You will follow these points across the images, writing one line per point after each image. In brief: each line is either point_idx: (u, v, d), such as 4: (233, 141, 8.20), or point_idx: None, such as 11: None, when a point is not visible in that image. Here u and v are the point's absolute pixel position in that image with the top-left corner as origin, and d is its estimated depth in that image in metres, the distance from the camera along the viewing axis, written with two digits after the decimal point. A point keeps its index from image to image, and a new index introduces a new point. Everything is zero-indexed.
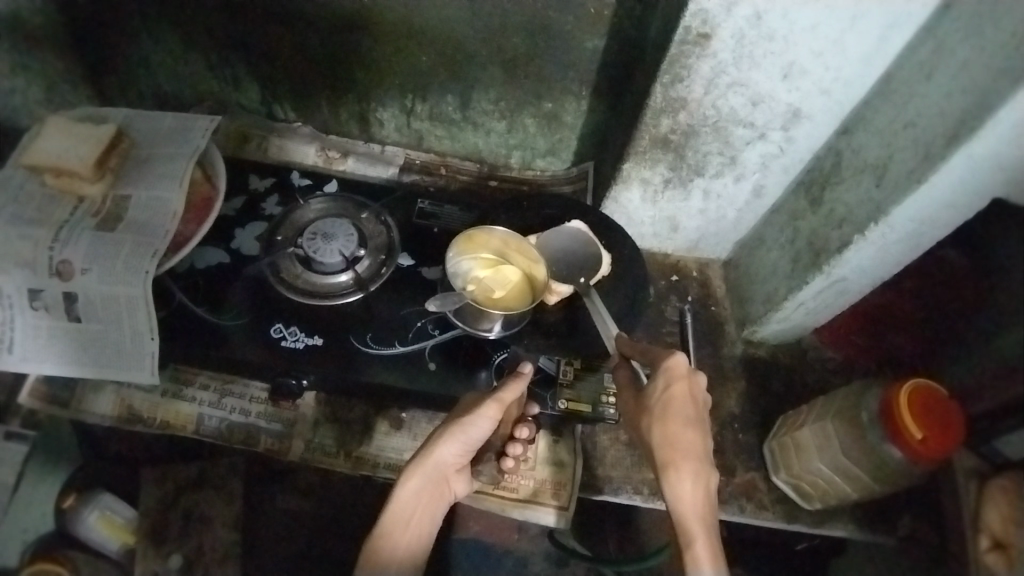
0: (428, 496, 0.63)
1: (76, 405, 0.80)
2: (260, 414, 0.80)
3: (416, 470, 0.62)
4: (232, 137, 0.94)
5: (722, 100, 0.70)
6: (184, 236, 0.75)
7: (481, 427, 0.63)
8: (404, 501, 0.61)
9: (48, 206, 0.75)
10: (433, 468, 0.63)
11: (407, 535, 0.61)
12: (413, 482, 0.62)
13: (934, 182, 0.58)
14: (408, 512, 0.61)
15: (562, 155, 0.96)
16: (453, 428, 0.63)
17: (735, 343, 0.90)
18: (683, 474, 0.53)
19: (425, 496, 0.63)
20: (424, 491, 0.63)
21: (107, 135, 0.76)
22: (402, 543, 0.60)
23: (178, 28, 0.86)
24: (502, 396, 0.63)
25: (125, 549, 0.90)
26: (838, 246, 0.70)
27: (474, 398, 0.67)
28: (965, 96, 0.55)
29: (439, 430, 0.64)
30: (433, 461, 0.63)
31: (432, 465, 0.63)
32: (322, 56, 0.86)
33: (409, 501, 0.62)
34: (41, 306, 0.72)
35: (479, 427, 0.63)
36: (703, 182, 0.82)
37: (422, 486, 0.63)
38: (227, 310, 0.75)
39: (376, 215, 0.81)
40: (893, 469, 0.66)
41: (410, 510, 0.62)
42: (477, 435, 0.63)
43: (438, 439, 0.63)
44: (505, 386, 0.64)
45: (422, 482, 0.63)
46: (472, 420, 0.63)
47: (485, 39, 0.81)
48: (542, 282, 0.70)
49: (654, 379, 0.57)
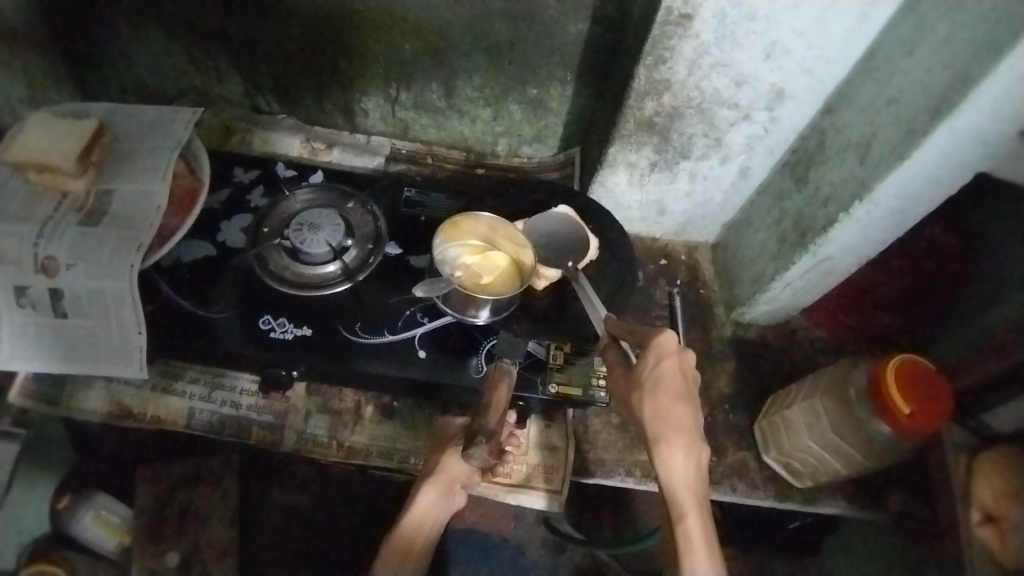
0: (442, 511, 0.67)
1: (66, 402, 0.80)
2: (251, 407, 0.80)
3: (433, 483, 0.67)
4: (216, 131, 0.93)
5: (705, 81, 0.70)
6: (168, 230, 0.74)
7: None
8: (422, 511, 0.66)
9: (32, 202, 0.75)
10: (449, 482, 0.67)
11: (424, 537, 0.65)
12: (430, 494, 0.66)
13: (916, 158, 0.59)
14: (426, 520, 0.66)
15: (548, 141, 0.95)
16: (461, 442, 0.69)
17: (724, 325, 0.90)
18: (674, 448, 0.53)
19: (438, 510, 0.67)
20: (439, 505, 0.67)
21: (89, 129, 0.75)
22: (417, 542, 0.65)
23: (160, 21, 0.86)
24: (493, 398, 0.65)
25: (122, 548, 0.89)
26: (824, 224, 0.70)
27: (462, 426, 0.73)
28: (944, 71, 0.55)
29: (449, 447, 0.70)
30: (446, 473, 0.67)
31: (445, 478, 0.67)
32: (305, 46, 0.86)
33: (424, 512, 0.66)
34: (28, 303, 0.72)
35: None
36: (689, 164, 0.82)
37: (437, 498, 0.67)
38: (215, 303, 0.74)
39: (362, 205, 0.81)
40: (881, 443, 0.67)
41: (425, 517, 0.66)
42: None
43: (452, 455, 0.68)
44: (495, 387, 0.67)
45: (438, 496, 0.67)
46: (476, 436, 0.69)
47: (468, 26, 0.81)
48: (529, 267, 0.70)
49: (644, 356, 0.57)
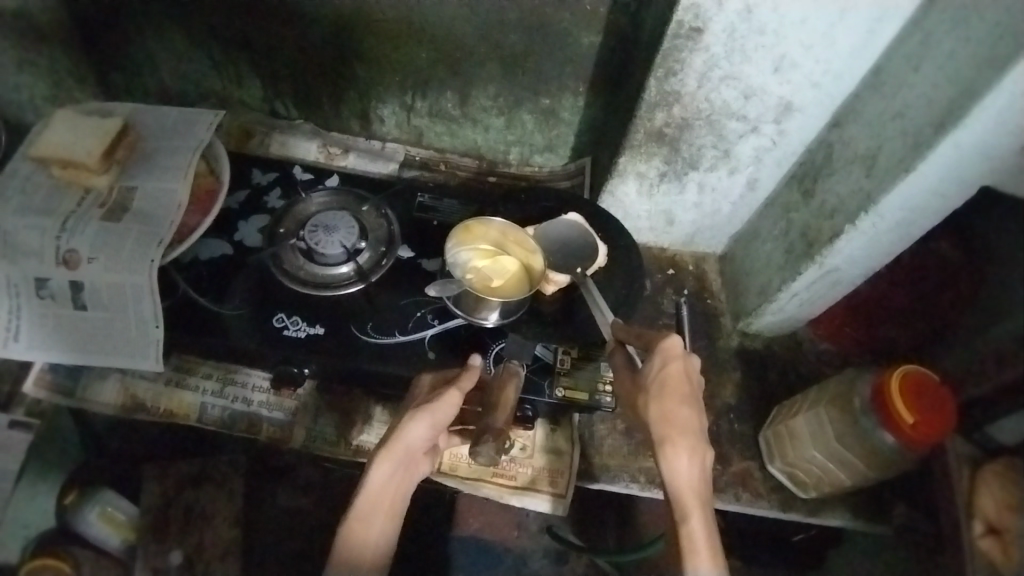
0: (402, 484, 0.58)
1: (80, 394, 0.81)
2: (262, 403, 0.81)
3: (384, 456, 0.57)
4: (235, 134, 0.96)
5: (715, 93, 0.72)
6: (187, 228, 0.76)
7: (449, 403, 0.60)
8: (378, 487, 0.56)
9: (55, 197, 0.76)
10: (405, 452, 0.58)
11: (383, 518, 0.56)
12: (384, 466, 0.57)
13: (922, 171, 0.60)
14: (385, 499, 0.56)
15: (559, 151, 0.97)
16: (419, 410, 0.59)
17: (731, 335, 0.91)
18: (679, 449, 0.54)
19: (397, 484, 0.58)
20: (397, 478, 0.58)
21: (114, 128, 0.77)
22: (375, 527, 0.55)
23: (185, 27, 0.88)
24: (500, 398, 0.66)
25: (127, 545, 0.90)
26: (830, 235, 0.71)
27: (431, 386, 0.65)
28: (949, 86, 0.57)
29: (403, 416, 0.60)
30: (403, 443, 0.58)
31: (402, 448, 0.58)
32: (324, 53, 0.88)
33: (379, 491, 0.56)
34: (48, 295, 0.73)
35: (448, 408, 0.60)
36: (697, 175, 0.83)
37: (393, 472, 0.57)
38: (230, 301, 0.76)
39: (376, 208, 0.83)
40: (885, 455, 0.68)
41: (381, 497, 0.56)
42: (447, 415, 0.60)
43: (407, 423, 0.59)
44: (499, 388, 0.66)
45: (393, 468, 0.58)
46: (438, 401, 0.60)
47: (484, 37, 0.83)
48: (539, 272, 0.72)
49: (650, 360, 0.58)
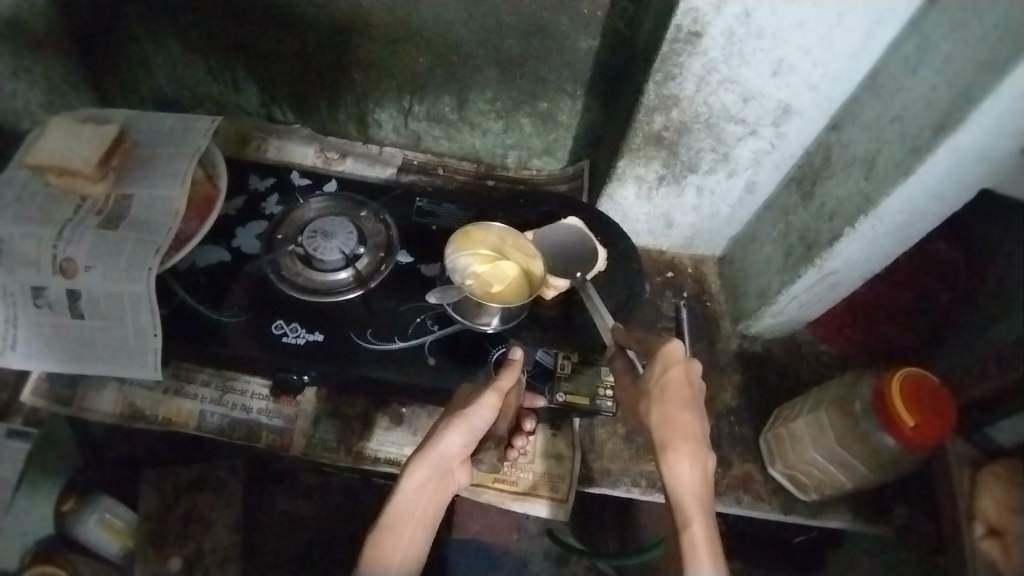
0: (434, 493, 0.58)
1: (79, 403, 0.81)
2: (262, 410, 0.81)
3: (418, 462, 0.58)
4: (232, 139, 0.95)
5: (713, 96, 0.72)
6: (185, 235, 0.75)
7: (485, 412, 0.60)
8: (411, 494, 0.57)
9: (51, 204, 0.76)
10: (439, 461, 0.58)
11: (413, 525, 0.56)
12: (418, 473, 0.57)
13: (921, 174, 0.60)
14: (417, 507, 0.57)
15: (557, 154, 0.97)
16: (454, 418, 0.60)
17: (730, 338, 0.91)
18: (681, 454, 0.54)
19: (429, 493, 0.58)
20: (430, 486, 0.58)
21: (110, 135, 0.77)
22: (406, 534, 0.55)
23: (180, 32, 0.88)
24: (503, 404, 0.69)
25: (125, 552, 0.89)
26: (830, 238, 0.71)
27: (468, 394, 0.65)
28: (948, 90, 0.57)
29: (439, 424, 0.61)
30: (438, 451, 0.58)
31: (437, 456, 0.59)
32: (321, 58, 0.88)
33: (413, 498, 0.57)
34: (45, 304, 0.73)
35: (483, 416, 0.61)
36: (696, 178, 0.83)
37: (427, 479, 0.58)
38: (228, 307, 0.75)
39: (374, 214, 0.82)
40: (886, 457, 0.68)
41: (414, 504, 0.57)
42: (483, 423, 0.61)
43: (442, 430, 0.60)
44: (500, 376, 0.63)
45: (427, 476, 0.58)
46: (472, 410, 0.60)
47: (481, 41, 0.82)
48: (538, 277, 0.71)
49: (651, 365, 0.58)
